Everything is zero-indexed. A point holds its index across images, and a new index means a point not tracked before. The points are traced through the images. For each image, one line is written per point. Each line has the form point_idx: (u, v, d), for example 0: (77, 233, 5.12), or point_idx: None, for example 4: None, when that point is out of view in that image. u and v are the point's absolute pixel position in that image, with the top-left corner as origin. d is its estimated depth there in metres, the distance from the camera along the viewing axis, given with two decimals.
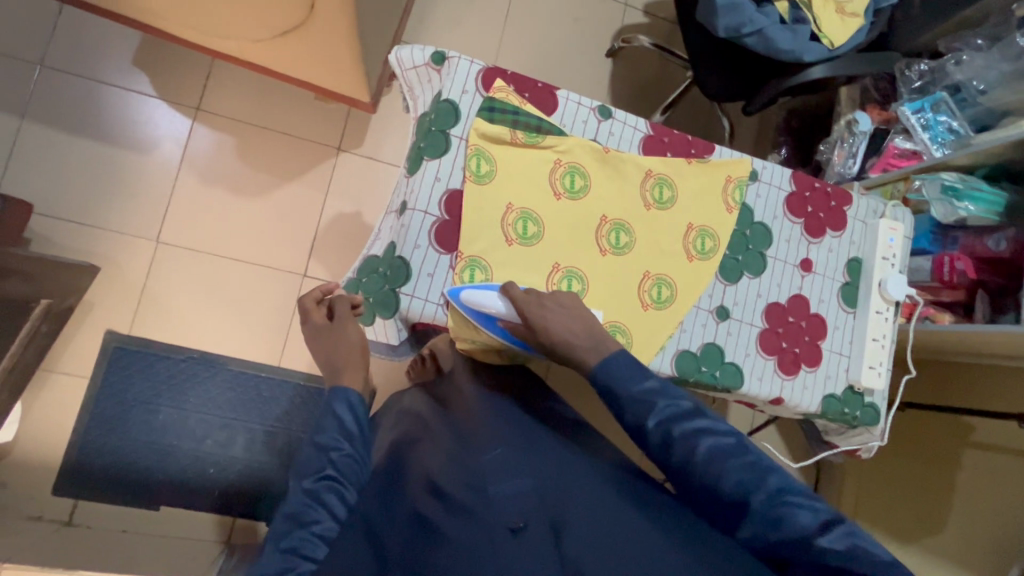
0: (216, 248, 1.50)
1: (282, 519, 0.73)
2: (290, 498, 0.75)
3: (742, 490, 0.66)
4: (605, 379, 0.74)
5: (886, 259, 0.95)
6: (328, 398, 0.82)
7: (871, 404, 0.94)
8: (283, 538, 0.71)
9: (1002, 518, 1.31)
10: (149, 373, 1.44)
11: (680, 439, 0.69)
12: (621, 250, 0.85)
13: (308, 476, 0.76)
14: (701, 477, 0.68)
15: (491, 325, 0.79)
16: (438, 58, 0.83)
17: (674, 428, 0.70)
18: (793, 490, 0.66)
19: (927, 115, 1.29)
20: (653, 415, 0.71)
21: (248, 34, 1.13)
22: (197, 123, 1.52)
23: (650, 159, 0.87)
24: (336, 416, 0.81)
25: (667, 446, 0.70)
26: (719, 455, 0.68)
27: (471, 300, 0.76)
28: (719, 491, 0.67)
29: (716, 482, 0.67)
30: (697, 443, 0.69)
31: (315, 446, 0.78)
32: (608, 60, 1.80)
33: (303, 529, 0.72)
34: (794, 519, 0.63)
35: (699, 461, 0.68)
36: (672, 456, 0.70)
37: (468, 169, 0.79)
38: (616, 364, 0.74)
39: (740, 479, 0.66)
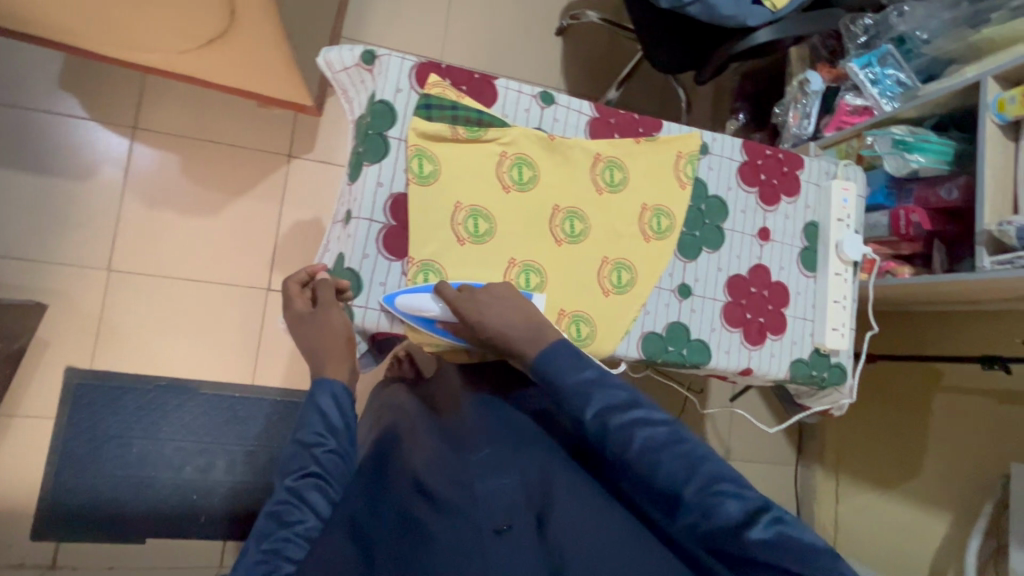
0: (172, 271, 1.45)
1: (263, 518, 0.68)
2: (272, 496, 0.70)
3: (673, 481, 0.65)
4: (542, 373, 0.72)
5: (841, 221, 0.95)
6: (311, 392, 0.75)
7: (837, 363, 0.95)
8: (262, 539, 0.66)
9: (972, 454, 1.36)
10: (117, 406, 1.39)
11: (616, 430, 0.68)
12: (577, 238, 0.84)
13: (289, 474, 0.70)
14: (635, 467, 0.67)
15: (430, 324, 0.78)
16: (368, 57, 0.79)
17: (609, 418, 0.68)
18: (724, 481, 0.65)
19: (875, 69, 1.29)
20: (588, 407, 0.69)
21: (172, 45, 1.08)
22: (136, 143, 1.45)
23: (598, 143, 0.85)
24: (319, 409, 0.74)
25: (603, 437, 0.68)
26: (652, 446, 0.67)
27: (408, 305, 0.75)
28: (652, 481, 0.66)
29: (649, 473, 0.66)
30: (631, 435, 0.67)
31: (298, 442, 0.72)
32: (558, 39, 1.76)
33: (283, 530, 0.66)
34: (722, 510, 0.63)
35: (632, 452, 0.67)
36: (609, 445, 0.69)
37: (411, 171, 0.77)
38: (552, 357, 0.72)
39: (670, 470, 0.65)
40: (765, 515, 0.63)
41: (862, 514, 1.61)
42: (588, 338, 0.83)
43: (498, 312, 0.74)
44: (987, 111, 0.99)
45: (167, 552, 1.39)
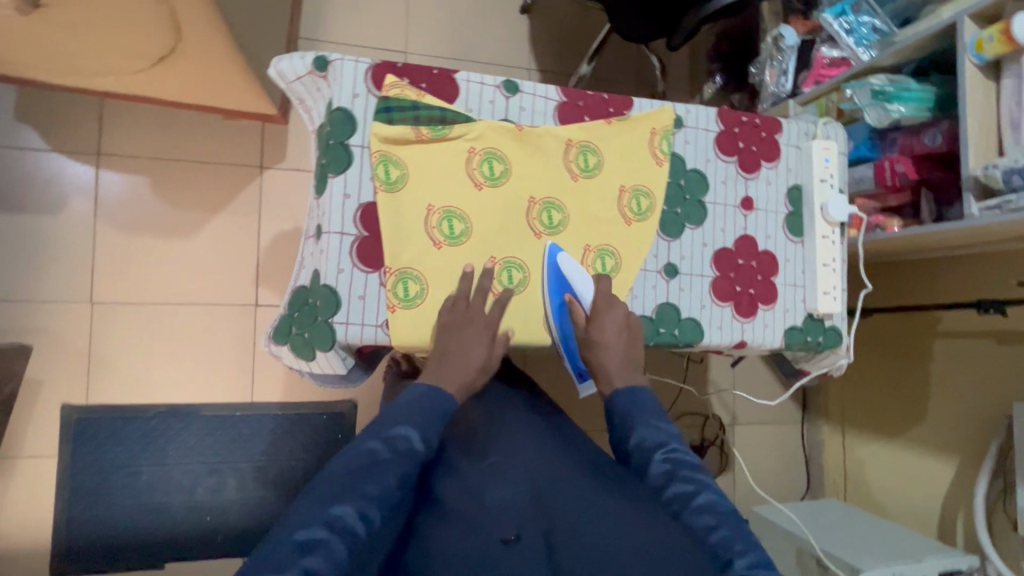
0: (158, 296, 1.43)
1: (347, 474, 0.65)
2: (362, 455, 0.67)
3: (725, 551, 0.63)
4: (624, 413, 0.77)
5: (824, 181, 0.93)
6: (425, 392, 0.73)
7: (832, 327, 0.94)
8: (345, 499, 0.62)
9: (975, 396, 1.35)
10: (119, 438, 1.39)
11: (682, 481, 0.69)
12: (557, 229, 0.82)
13: (397, 452, 0.67)
14: (686, 523, 0.66)
15: (555, 294, 0.81)
16: (320, 63, 0.76)
17: (675, 466, 0.70)
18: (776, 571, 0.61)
19: (850, 18, 1.25)
20: (658, 451, 0.72)
21: (121, 67, 1.03)
22: (103, 170, 1.41)
23: (568, 128, 0.82)
24: (441, 419, 0.73)
25: (666, 481, 0.69)
26: (713, 508, 0.66)
27: (563, 262, 0.81)
28: (699, 543, 0.65)
29: (699, 532, 0.65)
30: (695, 490, 0.68)
31: (415, 432, 0.70)
32: (524, 17, 1.71)
33: (366, 498, 0.63)
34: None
35: (691, 505, 0.67)
36: (666, 495, 0.69)
37: (378, 178, 0.74)
38: (632, 402, 0.78)
39: (723, 539, 0.64)
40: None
41: (873, 466, 1.62)
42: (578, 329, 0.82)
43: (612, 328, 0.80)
44: (965, 53, 0.96)
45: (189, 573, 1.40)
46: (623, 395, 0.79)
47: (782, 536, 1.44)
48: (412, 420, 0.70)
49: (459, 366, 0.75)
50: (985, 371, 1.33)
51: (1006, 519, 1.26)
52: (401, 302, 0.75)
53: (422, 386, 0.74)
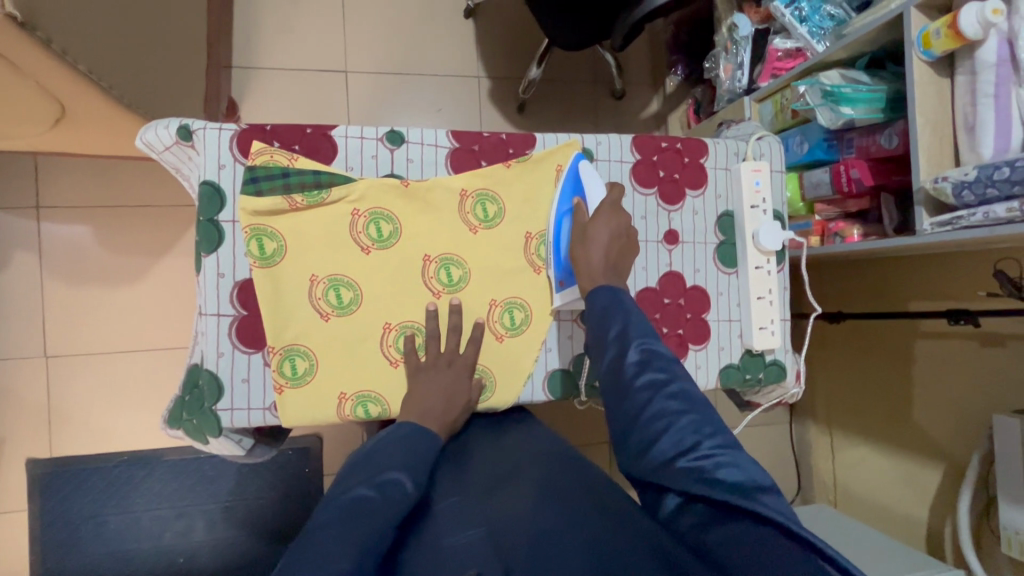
0: (110, 345, 1.41)
1: (338, 526, 0.53)
2: (352, 502, 0.57)
3: (694, 433, 0.56)
4: (604, 306, 0.68)
5: (756, 207, 0.85)
6: (410, 433, 0.67)
7: (773, 361, 0.88)
8: (338, 554, 0.50)
9: (964, 399, 1.23)
10: (85, 488, 1.38)
11: (655, 371, 0.61)
12: (457, 286, 0.76)
13: (391, 498, 0.57)
14: (655, 409, 0.58)
15: (565, 197, 0.78)
16: (184, 133, 0.71)
17: (649, 355, 0.62)
18: (743, 455, 0.55)
19: (803, 4, 1.14)
20: (634, 343, 0.64)
21: (24, 130, 1.00)
22: (44, 223, 1.39)
23: (461, 178, 0.76)
24: (429, 464, 0.65)
25: (640, 366, 0.62)
26: (686, 397, 0.59)
27: (584, 168, 0.78)
28: (666, 426, 0.56)
29: (668, 418, 0.57)
30: (669, 379, 0.61)
31: (407, 477, 0.61)
32: (469, 21, 1.63)
33: (363, 549, 0.51)
34: (730, 473, 0.53)
35: (664, 391, 0.59)
36: (637, 384, 0.61)
37: (251, 255, 0.70)
38: (614, 298, 0.68)
39: (694, 423, 0.57)
40: (773, 497, 0.51)
41: (857, 468, 1.54)
42: (487, 391, 0.78)
43: (603, 236, 0.73)
44: (913, 48, 0.87)
45: None
46: (604, 291, 0.69)
47: None
48: (403, 464, 0.62)
49: (441, 403, 0.71)
50: (967, 377, 1.22)
51: (991, 533, 1.20)
52: (289, 381, 0.71)
53: (406, 425, 0.68)
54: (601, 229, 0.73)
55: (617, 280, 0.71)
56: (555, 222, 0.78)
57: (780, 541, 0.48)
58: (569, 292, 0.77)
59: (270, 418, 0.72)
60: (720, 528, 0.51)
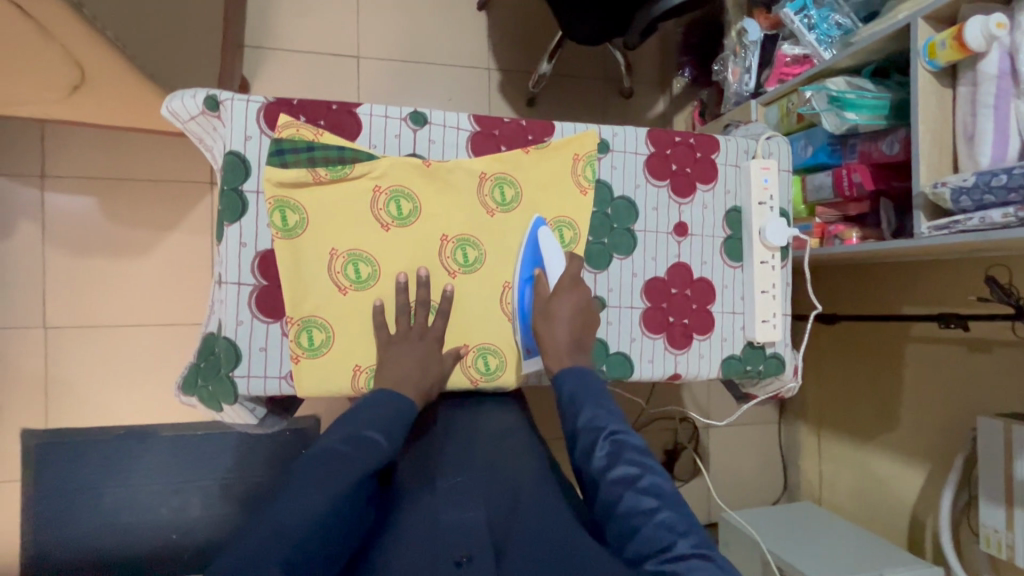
0: (112, 318, 1.41)
1: (318, 473, 0.62)
2: (327, 451, 0.64)
3: (665, 534, 0.62)
4: (573, 394, 0.73)
5: (763, 204, 0.88)
6: (389, 398, 0.70)
7: (773, 354, 0.91)
8: (314, 492, 0.61)
9: (949, 403, 1.27)
10: (82, 460, 1.38)
11: (626, 464, 0.67)
12: (472, 267, 0.78)
13: (364, 453, 0.64)
14: (628, 507, 0.64)
15: (527, 267, 0.79)
16: (211, 103, 0.72)
17: (619, 450, 0.68)
18: (710, 548, 0.62)
19: (812, 13, 1.16)
20: (603, 437, 0.69)
21: (40, 97, 1.00)
22: (49, 192, 1.38)
23: (481, 161, 0.78)
24: (406, 424, 0.70)
25: (610, 463, 0.68)
26: (655, 491, 0.65)
27: (544, 238, 0.79)
28: (637, 526, 0.63)
29: (640, 517, 0.64)
30: (639, 474, 0.67)
31: (381, 434, 0.67)
32: (481, 13, 1.64)
33: (337, 494, 0.61)
34: (699, 574, 0.59)
35: (635, 487, 0.65)
36: (609, 477, 0.67)
37: (274, 225, 0.71)
38: (581, 382, 0.74)
39: (665, 521, 0.63)
40: None
41: (843, 468, 1.58)
42: (497, 370, 0.80)
43: (566, 310, 0.77)
44: (918, 58, 0.90)
45: None
46: (572, 374, 0.75)
47: (747, 546, 1.41)
48: (380, 421, 0.68)
49: (416, 370, 0.73)
50: (952, 381, 1.26)
51: (971, 532, 1.24)
52: (306, 352, 0.72)
53: (383, 391, 0.70)
54: (563, 305, 0.77)
55: (581, 358, 0.77)
56: (517, 291, 0.79)
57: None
58: (535, 360, 0.80)
59: (286, 388, 0.73)
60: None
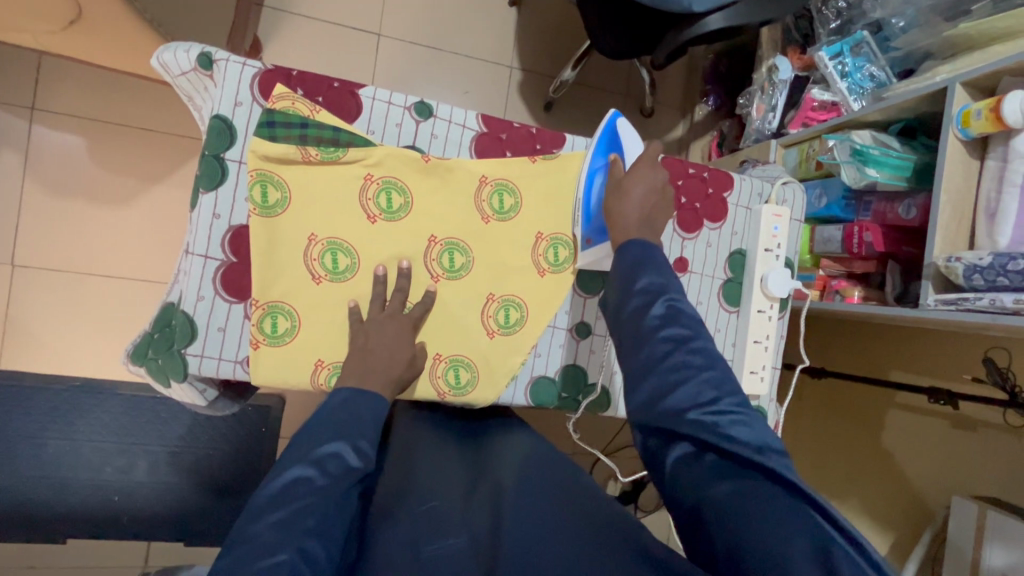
0: (83, 265, 1.35)
1: (282, 514, 0.52)
2: (289, 485, 0.54)
3: (711, 390, 0.55)
4: (634, 258, 0.63)
5: (769, 251, 0.84)
6: (349, 397, 0.63)
7: (756, 408, 0.87)
8: (278, 544, 0.50)
9: (927, 474, 1.22)
10: (29, 406, 1.25)
11: (678, 327, 0.58)
12: (457, 273, 0.74)
13: (334, 476, 0.56)
14: (675, 362, 0.56)
15: (601, 152, 0.75)
16: (204, 61, 0.67)
17: (675, 311, 0.59)
18: (753, 413, 0.55)
19: (847, 60, 1.12)
20: (661, 296, 0.60)
21: (33, 25, 0.95)
22: (36, 126, 1.32)
23: (483, 163, 0.74)
24: (376, 429, 0.62)
25: (665, 321, 0.58)
26: (707, 353, 0.57)
27: (622, 126, 0.75)
28: (684, 381, 0.55)
29: (688, 372, 0.55)
30: (692, 335, 0.58)
31: (348, 446, 0.58)
32: (511, 9, 1.59)
33: (307, 536, 0.51)
34: (743, 431, 0.53)
35: (687, 347, 0.57)
36: (659, 335, 0.58)
37: (252, 201, 0.66)
38: (647, 252, 0.63)
39: (713, 380, 0.56)
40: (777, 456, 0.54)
41: None
42: (467, 385, 0.75)
43: (640, 190, 0.68)
44: (951, 125, 0.86)
45: (97, 549, 1.39)
46: (636, 244, 0.64)
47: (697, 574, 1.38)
48: (343, 433, 0.59)
49: (385, 360, 0.67)
50: (936, 454, 1.21)
51: None
52: (267, 338, 0.68)
53: (343, 389, 0.63)
54: (638, 182, 0.68)
55: (650, 236, 0.66)
56: (586, 177, 0.75)
57: (783, 500, 0.50)
58: (597, 249, 0.74)
59: (241, 374, 0.69)
60: (729, 481, 0.52)
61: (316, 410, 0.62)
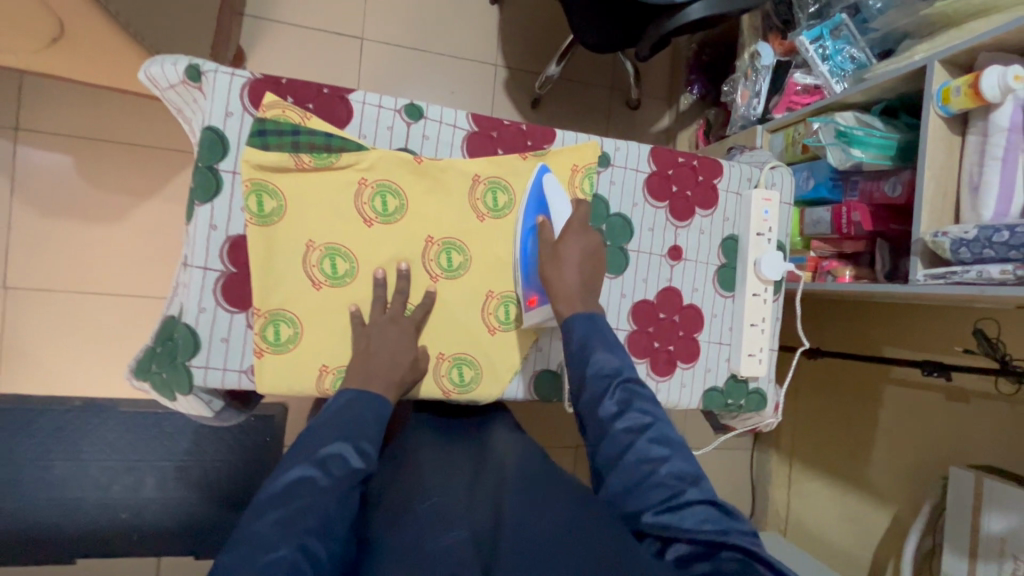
0: (77, 284, 1.34)
1: (283, 512, 0.53)
2: (292, 484, 0.56)
3: (671, 478, 0.58)
4: (583, 339, 0.67)
5: (761, 235, 0.86)
6: (351, 399, 0.64)
7: (756, 390, 0.89)
8: (279, 541, 0.51)
9: (928, 443, 1.24)
10: (31, 429, 1.25)
11: (634, 414, 0.62)
12: (455, 272, 0.75)
13: (336, 476, 0.57)
14: (635, 454, 0.59)
15: (530, 215, 0.75)
16: (193, 73, 0.67)
17: (630, 398, 0.63)
18: (713, 496, 0.58)
19: (828, 43, 1.14)
20: (617, 385, 0.64)
21: (17, 45, 0.94)
22: (21, 146, 1.31)
23: (476, 162, 0.75)
24: (376, 428, 0.63)
25: (621, 412, 0.62)
26: (663, 440, 0.60)
27: (549, 186, 0.75)
28: (645, 471, 0.58)
29: (647, 464, 0.58)
30: (648, 423, 0.62)
31: (350, 447, 0.60)
32: (493, 7, 1.60)
33: (308, 534, 0.52)
34: (706, 517, 0.55)
35: (644, 436, 0.60)
36: (617, 426, 0.61)
37: (248, 210, 0.67)
38: (594, 330, 0.67)
39: (670, 468, 0.58)
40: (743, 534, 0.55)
41: (812, 501, 1.53)
42: (472, 383, 0.76)
43: (575, 255, 0.72)
44: (932, 103, 0.88)
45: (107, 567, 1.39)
46: (586, 321, 0.68)
47: None
48: (344, 434, 0.60)
49: (388, 360, 0.68)
50: (929, 428, 1.24)
51: None
52: (271, 347, 0.68)
53: (345, 393, 0.65)
54: (573, 249, 0.71)
55: (593, 305, 0.70)
56: (521, 240, 0.75)
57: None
58: (541, 311, 0.74)
59: (247, 382, 0.69)
60: (697, 568, 0.53)
61: (314, 418, 0.64)
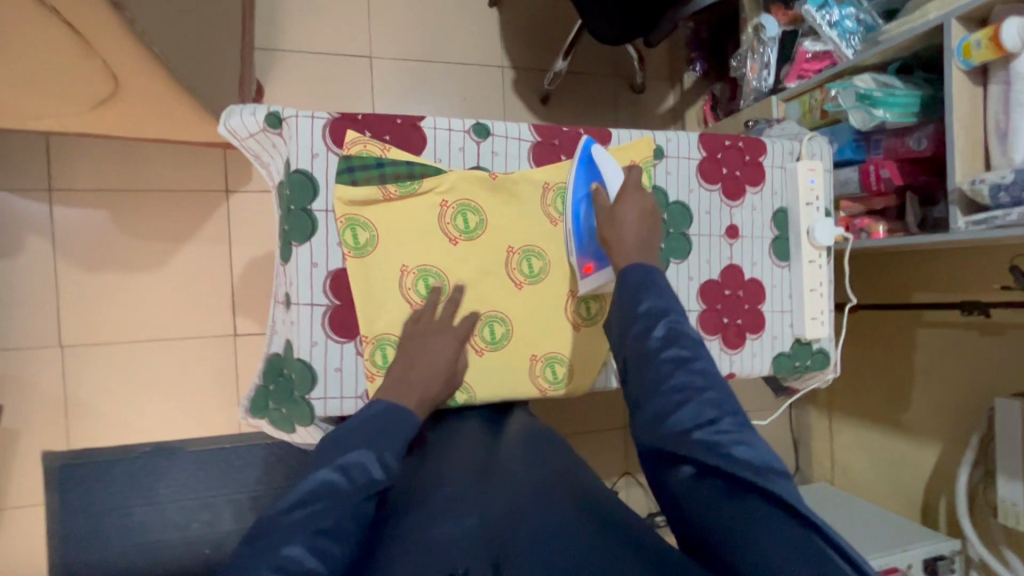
0: (128, 334, 1.36)
1: (297, 515, 0.50)
2: (314, 487, 0.53)
3: (714, 408, 0.54)
4: (634, 281, 0.65)
5: (810, 204, 0.90)
6: (384, 410, 0.62)
7: (819, 350, 0.94)
8: (291, 538, 0.48)
9: (974, 376, 1.29)
10: (110, 479, 1.35)
11: (680, 348, 0.59)
12: (537, 277, 0.78)
13: (359, 483, 0.53)
14: (678, 382, 0.56)
15: (581, 184, 0.78)
16: (273, 120, 0.70)
17: (676, 332, 0.60)
18: (757, 436, 0.53)
19: (833, 10, 1.18)
20: (661, 319, 0.61)
21: (62, 109, 0.98)
22: (56, 205, 1.33)
23: (544, 171, 0.78)
24: (405, 441, 0.59)
25: (668, 342, 0.58)
26: (709, 374, 0.57)
27: (598, 154, 0.78)
28: (685, 399, 0.54)
29: (690, 392, 0.55)
30: (693, 356, 0.58)
31: (375, 456, 0.56)
32: (493, 9, 1.62)
33: (319, 535, 0.49)
34: (747, 452, 0.51)
35: (689, 366, 0.57)
36: (660, 356, 0.58)
37: (346, 244, 0.70)
38: (645, 276, 0.65)
39: (714, 400, 0.54)
40: (783, 480, 0.50)
41: (856, 448, 1.60)
42: (565, 379, 0.80)
43: (631, 215, 0.72)
44: (953, 58, 0.93)
45: None
46: (636, 268, 0.66)
47: None
48: (373, 442, 0.57)
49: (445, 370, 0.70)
50: (968, 364, 1.29)
51: (988, 505, 1.27)
52: (380, 370, 0.71)
53: (382, 404, 0.63)
54: (628, 209, 0.72)
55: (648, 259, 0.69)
56: (574, 207, 0.78)
57: (784, 524, 0.47)
58: (598, 275, 0.76)
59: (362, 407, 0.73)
60: (730, 504, 0.49)
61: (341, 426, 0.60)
